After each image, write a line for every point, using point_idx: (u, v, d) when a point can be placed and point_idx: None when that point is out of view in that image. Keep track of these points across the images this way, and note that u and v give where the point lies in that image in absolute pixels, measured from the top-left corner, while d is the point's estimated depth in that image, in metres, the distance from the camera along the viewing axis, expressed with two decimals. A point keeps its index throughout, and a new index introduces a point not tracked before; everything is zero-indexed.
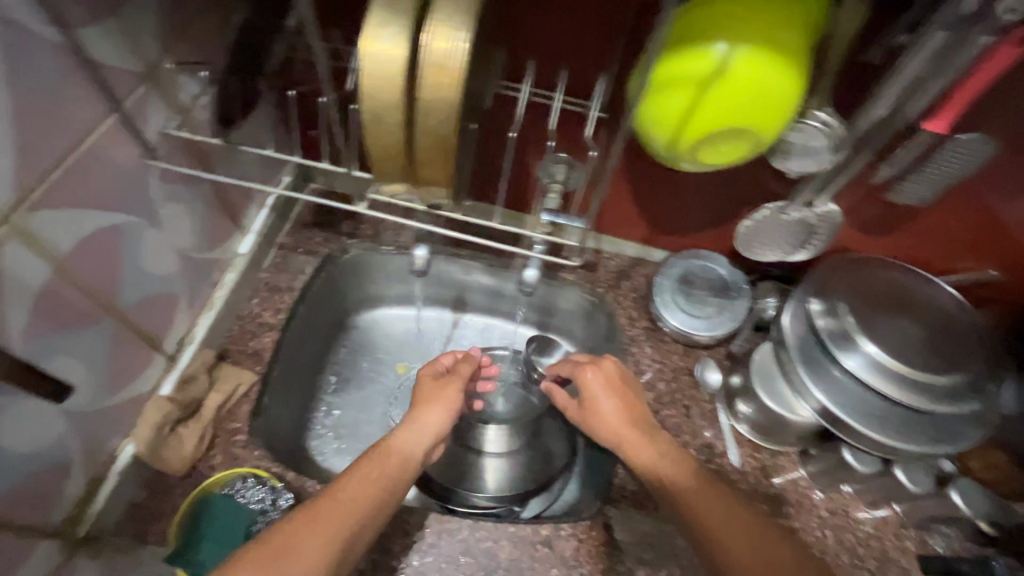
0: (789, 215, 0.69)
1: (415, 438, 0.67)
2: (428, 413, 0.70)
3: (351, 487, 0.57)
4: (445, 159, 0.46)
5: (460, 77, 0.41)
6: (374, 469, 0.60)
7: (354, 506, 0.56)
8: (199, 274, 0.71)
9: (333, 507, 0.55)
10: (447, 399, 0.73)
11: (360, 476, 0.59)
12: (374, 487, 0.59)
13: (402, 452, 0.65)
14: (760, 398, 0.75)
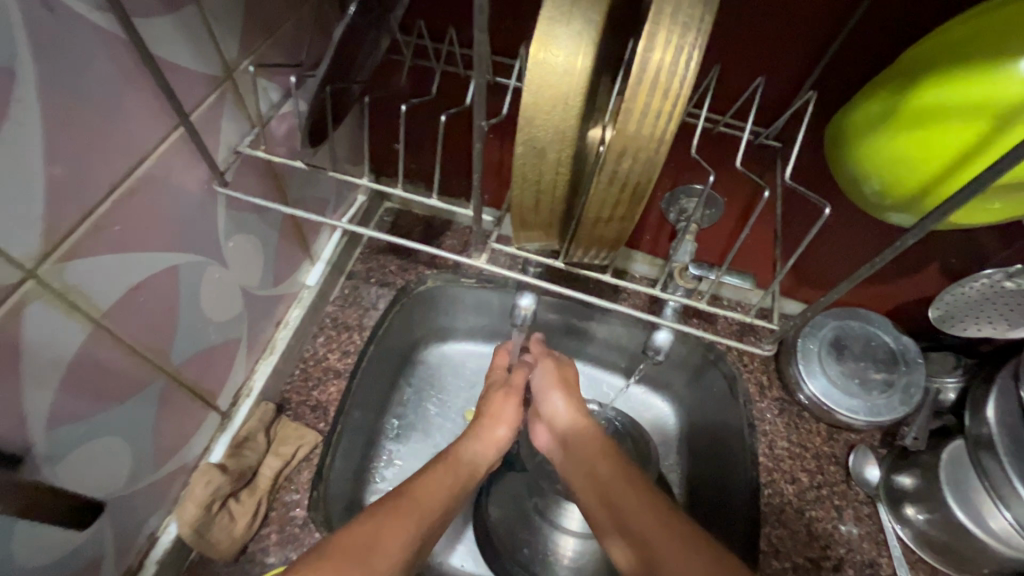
0: (1015, 283, 0.54)
1: (481, 447, 0.57)
2: (496, 428, 0.58)
3: (422, 486, 0.50)
4: (625, 214, 0.32)
5: (685, 101, 0.27)
6: (440, 478, 0.51)
7: (425, 515, 0.47)
8: (262, 313, 0.60)
9: (411, 508, 0.47)
10: (511, 412, 0.60)
11: (433, 482, 0.50)
12: (445, 492, 0.50)
13: (468, 463, 0.55)
14: (946, 509, 0.59)
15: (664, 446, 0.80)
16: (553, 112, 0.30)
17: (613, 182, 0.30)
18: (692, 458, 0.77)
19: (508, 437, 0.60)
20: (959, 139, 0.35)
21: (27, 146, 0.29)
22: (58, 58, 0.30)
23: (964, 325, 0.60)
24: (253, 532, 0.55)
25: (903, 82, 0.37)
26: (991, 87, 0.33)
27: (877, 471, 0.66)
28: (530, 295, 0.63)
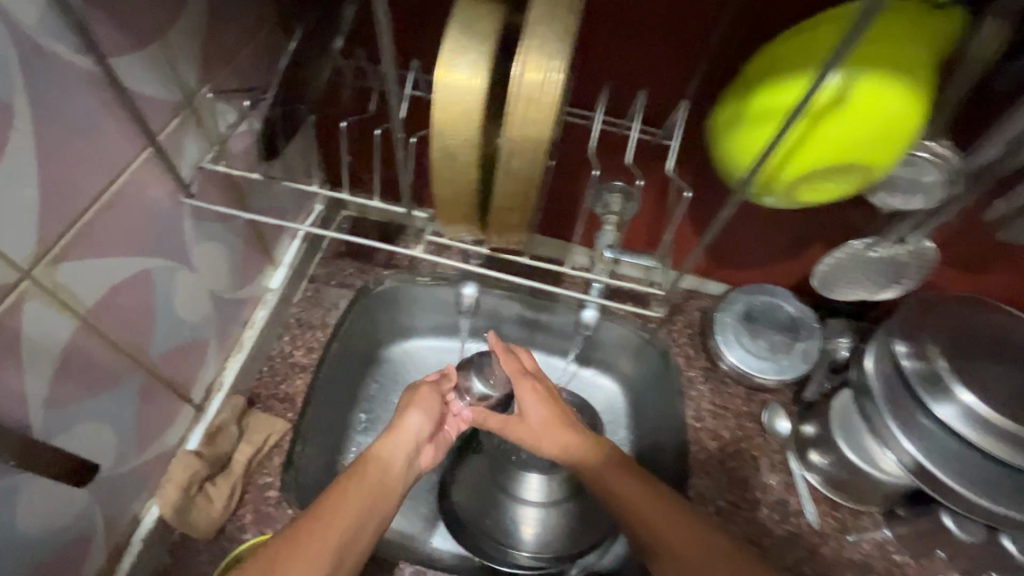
0: (876, 252, 0.62)
1: (394, 444, 0.58)
2: (406, 419, 0.60)
3: (334, 501, 0.51)
4: (523, 204, 0.40)
5: (553, 112, 0.35)
6: (356, 485, 0.53)
7: (334, 536, 0.49)
8: (228, 314, 0.65)
9: (313, 530, 0.48)
10: (427, 405, 0.62)
11: (340, 493, 0.52)
12: (359, 502, 0.52)
13: (379, 461, 0.56)
14: (840, 451, 0.69)
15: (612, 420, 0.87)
16: (459, 124, 0.38)
17: (508, 178, 0.38)
18: (633, 427, 0.86)
19: (424, 426, 0.61)
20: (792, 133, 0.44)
21: (26, 167, 0.36)
22: (47, 95, 0.36)
23: (844, 291, 0.68)
24: (229, 512, 0.61)
25: (752, 86, 0.46)
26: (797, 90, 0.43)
27: (787, 423, 0.75)
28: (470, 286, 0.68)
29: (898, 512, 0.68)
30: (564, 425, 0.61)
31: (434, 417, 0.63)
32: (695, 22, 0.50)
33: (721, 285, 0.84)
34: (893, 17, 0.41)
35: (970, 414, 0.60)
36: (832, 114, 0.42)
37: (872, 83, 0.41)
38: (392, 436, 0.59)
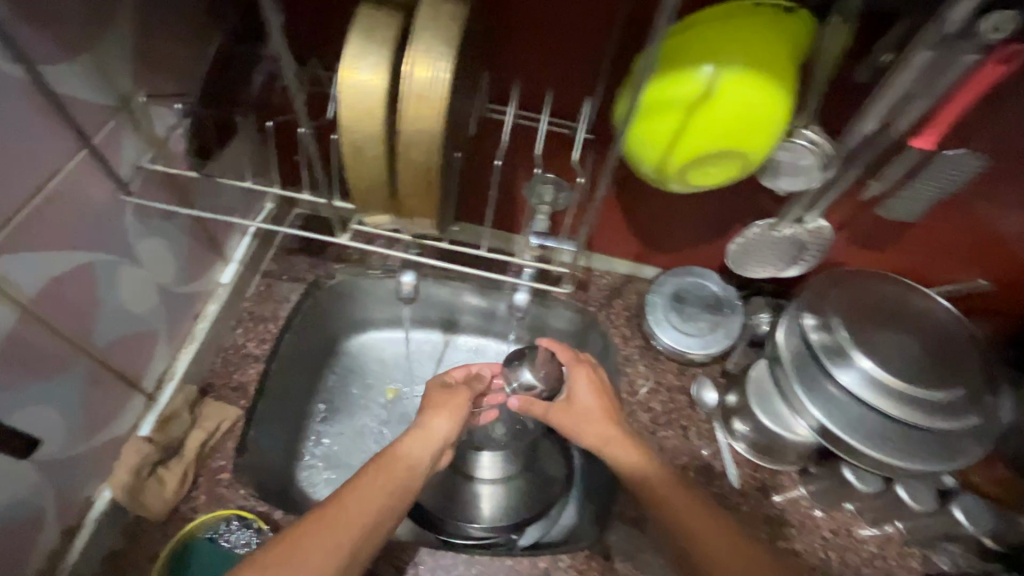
0: (779, 231, 0.69)
1: (422, 444, 0.63)
2: (433, 421, 0.66)
3: (357, 496, 0.55)
4: (427, 190, 0.45)
5: (441, 106, 0.40)
6: (379, 478, 0.57)
7: (354, 525, 0.53)
8: (178, 308, 0.69)
9: (335, 520, 0.52)
10: (454, 408, 0.69)
11: (364, 485, 0.56)
12: (380, 496, 0.56)
13: (406, 458, 0.61)
14: (756, 417, 0.74)
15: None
16: (363, 120, 0.42)
17: (408, 167, 0.43)
18: None
19: (448, 432, 0.67)
20: (674, 122, 0.50)
21: None
22: None
23: (754, 270, 0.74)
24: (182, 494, 0.64)
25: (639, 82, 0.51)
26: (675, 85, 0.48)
27: (714, 394, 0.81)
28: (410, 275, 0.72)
29: (811, 470, 0.75)
30: (606, 418, 0.67)
31: (458, 421, 0.68)
32: (591, 25, 0.55)
33: (655, 269, 0.90)
34: (749, 22, 0.47)
35: (869, 378, 0.67)
36: (704, 105, 0.48)
37: (738, 78, 0.47)
38: (419, 434, 0.65)
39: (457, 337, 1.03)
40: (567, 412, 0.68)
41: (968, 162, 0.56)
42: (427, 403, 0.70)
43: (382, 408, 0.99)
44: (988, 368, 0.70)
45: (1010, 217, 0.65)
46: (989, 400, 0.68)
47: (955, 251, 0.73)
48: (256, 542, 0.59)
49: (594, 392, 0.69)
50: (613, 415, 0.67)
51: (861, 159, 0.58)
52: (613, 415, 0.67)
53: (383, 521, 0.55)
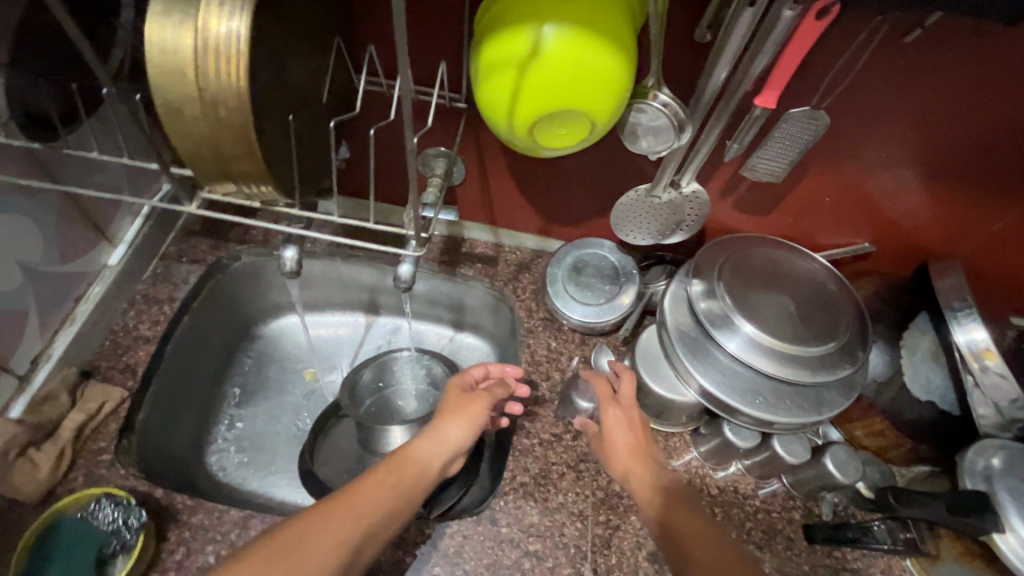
0: (657, 197, 0.70)
1: (434, 447, 0.62)
2: (448, 427, 0.64)
3: (366, 490, 0.54)
4: (251, 151, 0.45)
5: (244, 63, 0.40)
6: (389, 478, 0.56)
7: (361, 517, 0.52)
8: (49, 288, 0.68)
9: (345, 513, 0.51)
10: (471, 415, 0.66)
11: (378, 479, 0.56)
12: (387, 491, 0.55)
13: (417, 461, 0.60)
14: (647, 385, 0.74)
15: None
16: (172, 82, 0.41)
17: (223, 127, 0.43)
18: None
19: (462, 439, 0.65)
20: (510, 82, 0.50)
21: None
22: None
23: (636, 237, 0.75)
24: (59, 475, 0.63)
25: (480, 43, 0.51)
26: (507, 43, 0.49)
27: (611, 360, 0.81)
28: (296, 249, 0.71)
29: (701, 430, 0.77)
30: (637, 453, 0.65)
31: (475, 430, 0.66)
32: None
33: (561, 242, 0.91)
34: None
35: (749, 341, 0.69)
36: (534, 65, 0.49)
37: (565, 37, 0.48)
38: (430, 437, 0.63)
39: (378, 319, 1.04)
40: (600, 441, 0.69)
41: (807, 121, 0.60)
42: (443, 406, 0.68)
43: (302, 390, 0.99)
44: (862, 325, 0.73)
45: (878, 177, 0.68)
46: (862, 356, 0.71)
47: (836, 212, 0.74)
48: (122, 518, 0.59)
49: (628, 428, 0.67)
50: (653, 455, 0.65)
51: (717, 118, 0.58)
52: (644, 451, 0.65)
53: (385, 525, 0.53)
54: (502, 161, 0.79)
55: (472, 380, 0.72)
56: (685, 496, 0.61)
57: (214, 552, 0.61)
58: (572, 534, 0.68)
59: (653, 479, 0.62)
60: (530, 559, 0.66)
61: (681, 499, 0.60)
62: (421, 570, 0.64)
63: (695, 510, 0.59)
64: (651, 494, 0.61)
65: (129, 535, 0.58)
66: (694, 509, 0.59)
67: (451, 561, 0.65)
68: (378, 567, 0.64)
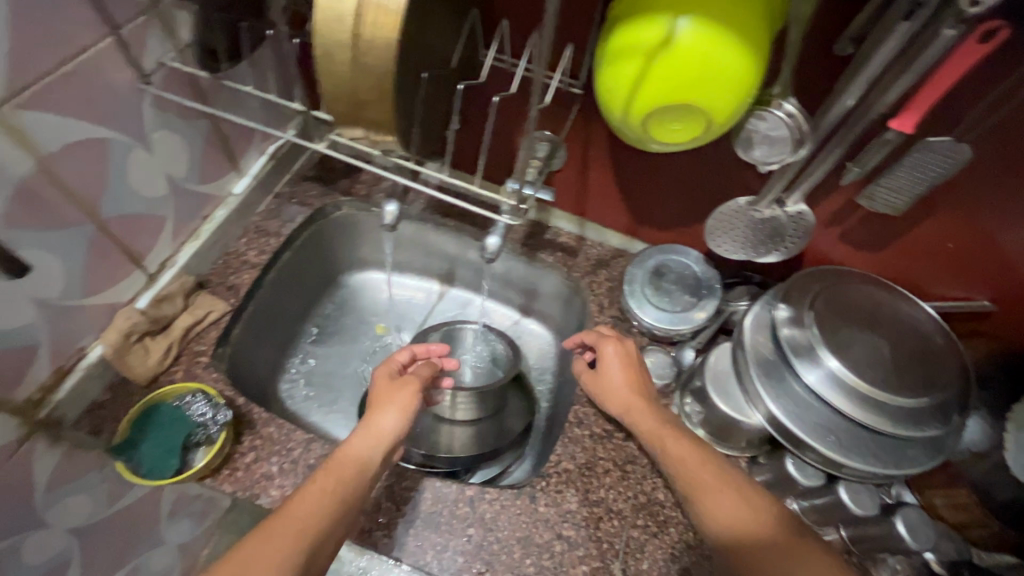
0: (759, 212, 0.67)
1: (368, 441, 0.64)
2: (382, 418, 0.67)
3: (305, 500, 0.57)
4: (385, 99, 0.48)
5: (399, 18, 0.44)
6: (326, 485, 0.59)
7: (301, 527, 0.55)
8: (188, 203, 0.76)
9: (287, 527, 0.54)
10: (401, 403, 0.69)
11: (315, 488, 0.58)
12: (327, 498, 0.58)
13: (356, 460, 0.62)
14: (712, 400, 0.72)
15: (542, 365, 1.03)
16: (331, 25, 0.45)
17: (369, 73, 0.46)
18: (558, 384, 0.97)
19: (399, 426, 0.67)
20: (636, 69, 0.50)
21: None
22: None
23: (729, 251, 0.72)
24: (164, 366, 0.72)
25: (613, 28, 0.52)
26: (637, 30, 0.49)
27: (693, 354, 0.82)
28: (396, 205, 0.75)
29: (759, 459, 0.74)
30: (631, 388, 0.72)
31: (407, 416, 0.69)
32: None
33: (644, 245, 0.91)
34: None
35: (832, 377, 0.65)
36: (665, 54, 0.49)
37: (700, 30, 0.47)
38: (367, 430, 0.66)
39: (451, 290, 1.08)
40: (597, 379, 0.76)
41: (948, 152, 0.56)
42: (374, 399, 0.71)
43: (371, 341, 1.05)
44: (965, 386, 0.67)
45: (1013, 227, 0.62)
46: (957, 420, 0.65)
47: (957, 260, 0.68)
48: (211, 414, 0.66)
49: (623, 366, 0.74)
50: (642, 385, 0.73)
51: (844, 135, 0.56)
52: (637, 386, 0.72)
53: (331, 528, 0.56)
54: (601, 154, 0.80)
55: (399, 365, 0.77)
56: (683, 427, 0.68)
57: (278, 464, 0.67)
58: (607, 531, 0.68)
59: (651, 411, 0.69)
60: (561, 543, 0.66)
61: (707, 462, 0.63)
62: (456, 527, 0.66)
63: (704, 455, 0.64)
64: (653, 427, 0.68)
65: (213, 429, 0.65)
66: (697, 445, 0.65)
67: (486, 526, 0.67)
68: (417, 515, 0.67)
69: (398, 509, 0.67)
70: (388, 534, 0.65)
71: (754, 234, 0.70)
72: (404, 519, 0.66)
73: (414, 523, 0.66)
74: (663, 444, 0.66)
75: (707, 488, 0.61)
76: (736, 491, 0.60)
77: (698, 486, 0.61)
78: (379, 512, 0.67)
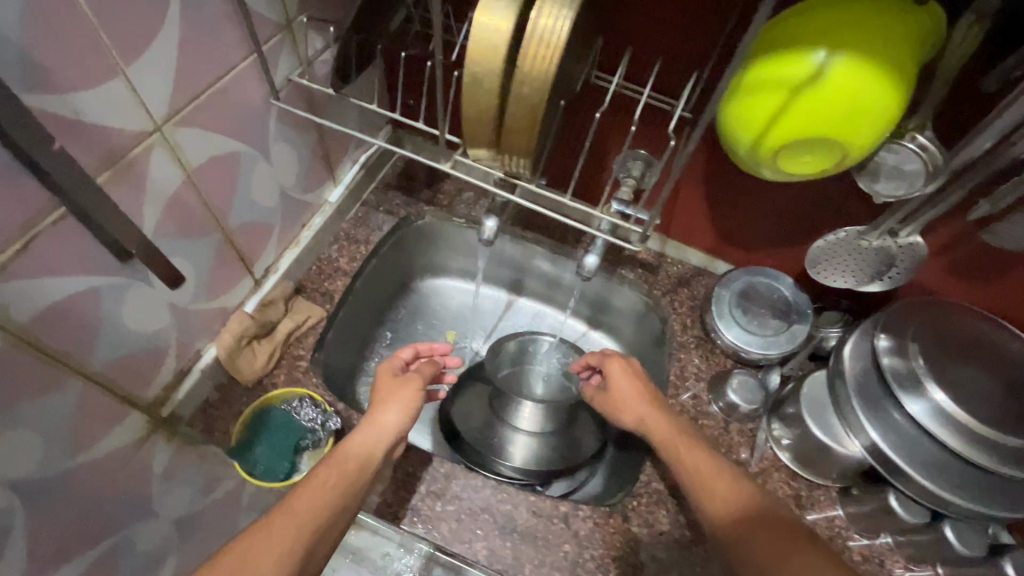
0: (868, 241, 0.67)
1: (370, 436, 0.65)
2: (386, 413, 0.68)
3: (307, 496, 0.57)
4: (530, 128, 0.49)
5: (559, 51, 0.44)
6: (327, 480, 0.59)
7: (305, 519, 0.54)
8: (292, 211, 0.79)
9: (288, 521, 0.54)
10: (404, 398, 0.70)
11: (317, 482, 0.58)
12: (329, 493, 0.58)
13: (357, 456, 0.63)
14: (807, 427, 0.72)
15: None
16: (487, 56, 0.47)
17: (519, 103, 0.47)
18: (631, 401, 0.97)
19: (401, 423, 0.68)
20: (776, 103, 0.51)
21: (169, 37, 0.48)
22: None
23: (830, 279, 0.72)
24: (268, 369, 0.74)
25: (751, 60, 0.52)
26: (784, 63, 0.49)
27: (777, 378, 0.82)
28: (495, 220, 0.77)
29: (852, 490, 0.73)
30: (642, 399, 0.73)
31: (410, 412, 0.70)
32: (713, 2, 0.57)
33: (728, 266, 0.90)
34: (874, 12, 0.47)
35: (939, 410, 0.64)
36: (810, 89, 0.49)
37: (852, 68, 0.47)
38: (369, 425, 0.66)
39: (520, 300, 1.09)
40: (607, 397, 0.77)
41: None
42: (377, 394, 0.71)
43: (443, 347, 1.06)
44: None
45: None
46: None
47: None
48: (319, 419, 0.69)
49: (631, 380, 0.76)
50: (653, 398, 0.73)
51: (979, 172, 0.55)
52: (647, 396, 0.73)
53: (329, 524, 0.56)
54: (696, 175, 0.80)
55: (401, 362, 0.77)
56: (698, 439, 0.67)
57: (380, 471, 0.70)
58: (700, 555, 0.68)
59: (666, 419, 0.70)
60: (656, 564, 0.67)
61: (720, 469, 0.62)
62: (552, 542, 0.67)
63: (721, 465, 0.63)
64: (669, 436, 0.68)
65: (322, 435, 0.69)
66: (714, 457, 0.64)
67: (580, 543, 0.68)
68: (513, 527, 0.68)
69: (494, 521, 0.68)
70: (486, 546, 0.66)
71: (856, 263, 0.69)
72: (500, 531, 0.67)
73: (511, 536, 0.67)
74: (677, 453, 0.65)
75: (716, 490, 0.60)
76: (748, 498, 0.59)
77: (708, 489, 0.61)
78: (475, 522, 0.68)
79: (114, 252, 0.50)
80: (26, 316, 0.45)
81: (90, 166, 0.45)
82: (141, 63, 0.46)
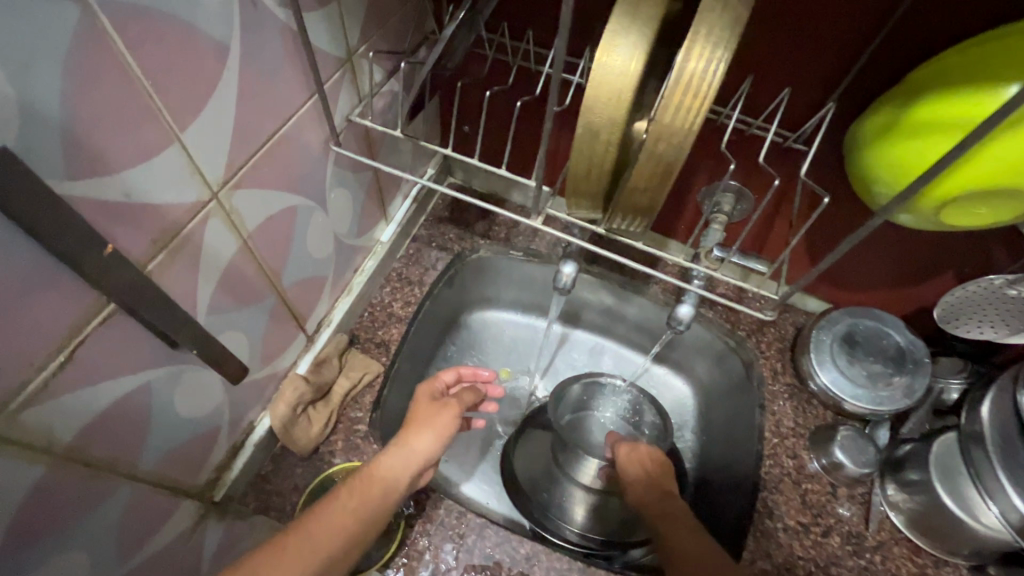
0: (1015, 290, 0.60)
1: (399, 463, 0.56)
2: (416, 439, 0.58)
3: (325, 520, 0.50)
4: (657, 187, 0.41)
5: (710, 101, 0.36)
6: (347, 501, 0.52)
7: (317, 548, 0.48)
8: (345, 256, 0.71)
9: (299, 547, 0.48)
10: (439, 425, 0.60)
11: (335, 506, 0.51)
12: (348, 520, 0.50)
13: (382, 482, 0.54)
14: (937, 496, 0.64)
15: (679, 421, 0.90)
16: (608, 104, 0.39)
17: (649, 160, 0.39)
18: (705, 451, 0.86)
19: (433, 450, 0.58)
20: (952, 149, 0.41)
21: (228, 88, 0.40)
22: (253, 38, 0.40)
23: (966, 328, 0.67)
24: (324, 436, 0.67)
25: (917, 97, 0.44)
26: (962, 104, 0.40)
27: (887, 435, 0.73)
28: (571, 264, 0.69)
29: (988, 570, 0.65)
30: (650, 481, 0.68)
31: (444, 440, 0.60)
32: (857, 22, 0.48)
33: (821, 304, 0.81)
34: None
35: None
36: (1003, 133, 0.39)
37: None
38: (396, 451, 0.57)
39: (576, 333, 0.96)
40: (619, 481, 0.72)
41: None
42: (411, 416, 0.61)
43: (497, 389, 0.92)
44: None
45: None
46: None
47: None
48: None
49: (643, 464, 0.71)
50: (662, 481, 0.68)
51: None
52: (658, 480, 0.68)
53: (342, 554, 0.49)
54: None
55: (442, 386, 0.67)
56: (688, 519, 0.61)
57: (454, 553, 0.63)
58: None
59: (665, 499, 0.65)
60: None
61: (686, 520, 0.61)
62: None
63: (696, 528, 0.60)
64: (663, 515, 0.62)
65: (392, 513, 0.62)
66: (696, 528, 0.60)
67: None
68: None
69: None
70: None
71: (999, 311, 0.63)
72: None
73: None
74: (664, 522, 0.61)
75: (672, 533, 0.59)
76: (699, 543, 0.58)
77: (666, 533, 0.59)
78: None
79: (167, 341, 0.43)
80: (73, 431, 0.38)
81: (140, 252, 0.38)
82: (196, 125, 0.38)
